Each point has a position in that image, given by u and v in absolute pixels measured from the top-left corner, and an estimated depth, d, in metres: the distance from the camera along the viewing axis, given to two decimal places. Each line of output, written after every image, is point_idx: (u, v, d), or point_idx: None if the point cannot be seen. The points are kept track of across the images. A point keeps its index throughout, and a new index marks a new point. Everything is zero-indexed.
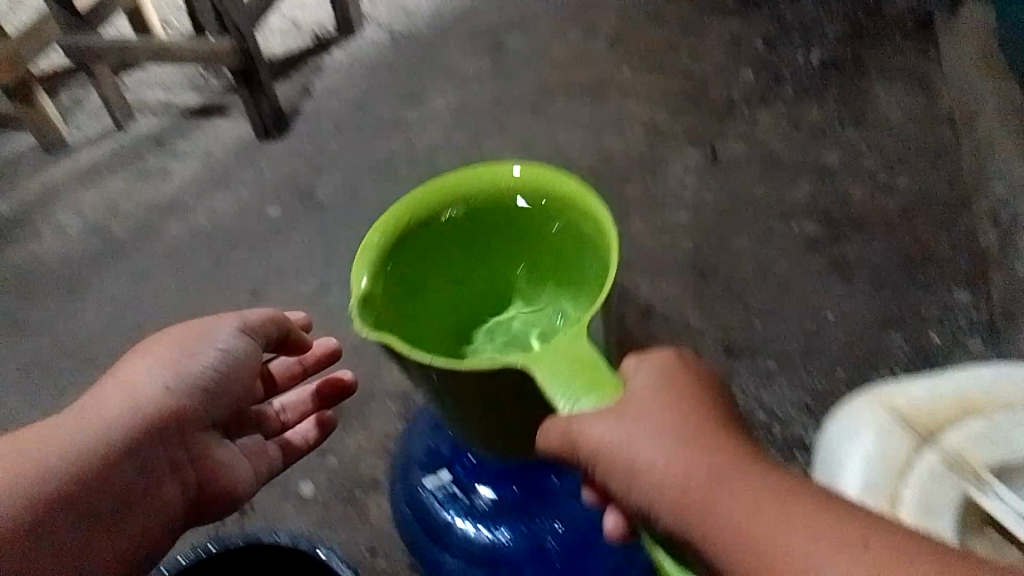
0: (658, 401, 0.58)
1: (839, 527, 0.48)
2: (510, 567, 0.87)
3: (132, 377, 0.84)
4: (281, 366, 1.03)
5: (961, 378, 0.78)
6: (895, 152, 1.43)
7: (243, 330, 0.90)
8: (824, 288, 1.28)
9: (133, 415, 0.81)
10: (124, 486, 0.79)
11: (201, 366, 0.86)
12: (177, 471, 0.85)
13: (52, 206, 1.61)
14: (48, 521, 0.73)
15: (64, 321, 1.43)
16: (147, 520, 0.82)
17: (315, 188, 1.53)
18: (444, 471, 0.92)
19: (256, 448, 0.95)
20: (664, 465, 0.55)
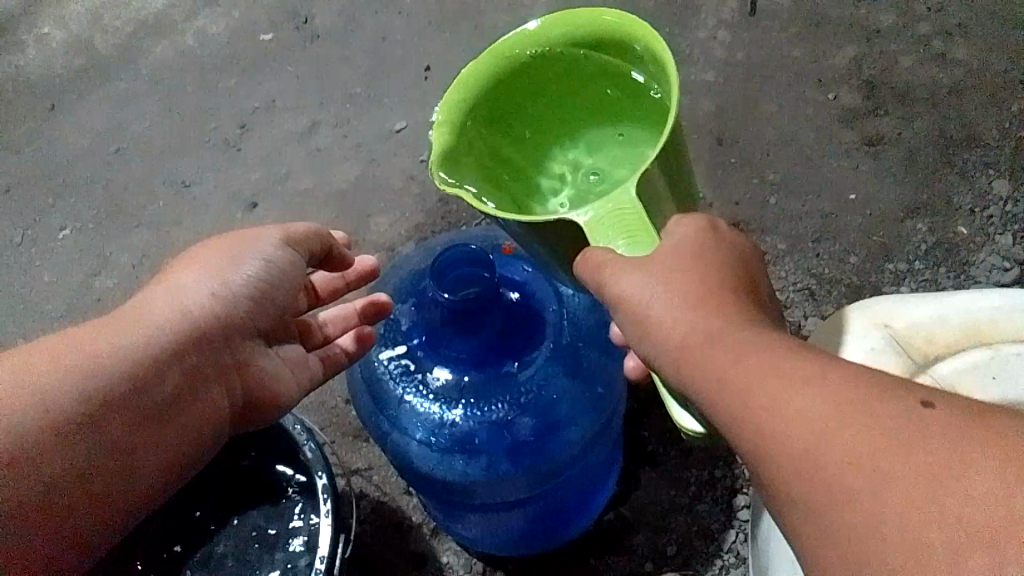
0: (698, 265, 0.57)
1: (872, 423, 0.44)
2: (471, 453, 0.76)
3: (173, 285, 0.74)
4: (322, 280, 0.89)
5: (976, 301, 0.67)
6: (957, 19, 1.27)
7: (286, 241, 0.79)
8: (850, 166, 1.18)
9: (175, 324, 0.71)
10: (165, 399, 0.69)
11: (244, 275, 0.75)
12: (226, 381, 0.74)
13: (32, 13, 1.49)
14: (76, 435, 0.63)
15: (45, 140, 1.36)
16: (192, 436, 0.71)
17: (311, 13, 1.40)
18: (403, 342, 0.80)
19: (297, 359, 0.81)
20: (683, 332, 0.55)
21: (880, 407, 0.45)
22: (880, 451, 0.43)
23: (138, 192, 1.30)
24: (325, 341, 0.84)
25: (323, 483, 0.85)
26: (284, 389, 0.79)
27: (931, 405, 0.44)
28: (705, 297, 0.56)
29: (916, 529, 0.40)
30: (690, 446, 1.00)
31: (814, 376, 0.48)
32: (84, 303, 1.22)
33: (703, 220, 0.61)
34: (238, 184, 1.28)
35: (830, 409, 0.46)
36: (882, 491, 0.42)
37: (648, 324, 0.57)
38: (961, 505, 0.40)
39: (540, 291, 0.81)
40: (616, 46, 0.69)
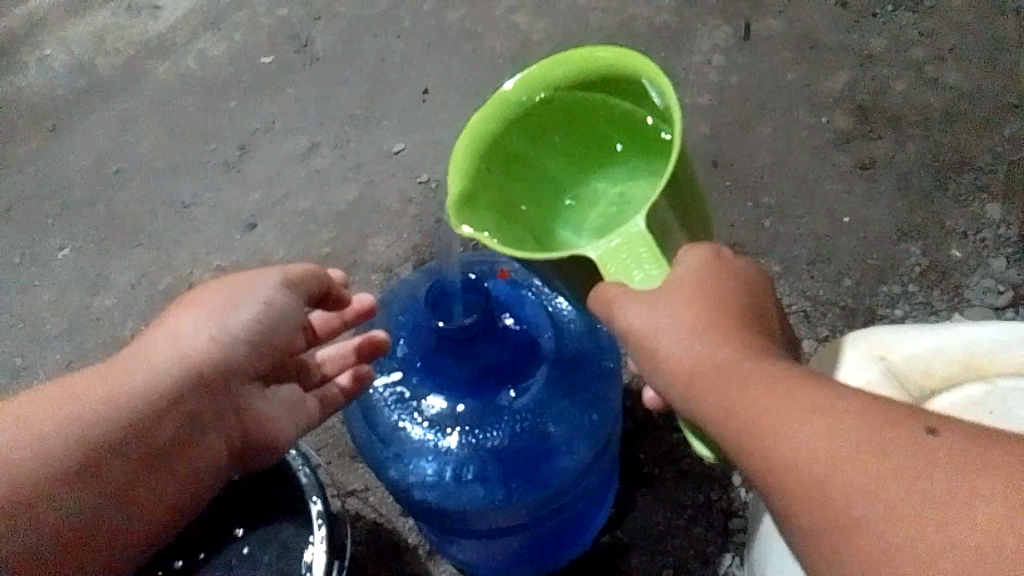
0: (707, 298, 0.57)
1: (886, 455, 0.44)
2: (466, 479, 0.77)
3: (173, 328, 0.74)
4: (320, 319, 0.88)
5: (972, 334, 0.67)
6: (948, 43, 1.29)
7: (285, 284, 0.78)
8: (845, 189, 1.19)
9: (173, 371, 0.71)
10: (160, 446, 0.70)
11: (243, 319, 0.74)
12: (223, 425, 0.75)
13: (35, 34, 1.50)
14: (72, 485, 0.65)
15: (46, 160, 1.37)
16: (187, 479, 0.73)
17: (311, 35, 1.41)
18: (397, 370, 0.80)
19: (292, 399, 0.82)
20: (695, 366, 0.55)
21: (890, 435, 0.45)
22: (891, 480, 0.44)
23: (138, 212, 1.30)
24: (322, 381, 0.84)
25: (318, 509, 0.85)
26: (281, 430, 0.80)
27: (939, 432, 0.45)
28: (710, 321, 0.56)
29: (928, 560, 0.41)
30: (686, 469, 1.01)
31: (822, 405, 0.48)
32: (83, 323, 1.22)
33: (711, 248, 0.60)
34: (237, 204, 1.29)
35: (840, 438, 0.46)
36: (893, 521, 0.42)
37: (661, 359, 0.57)
38: (969, 534, 0.40)
39: (534, 316, 0.81)
40: (619, 82, 0.68)
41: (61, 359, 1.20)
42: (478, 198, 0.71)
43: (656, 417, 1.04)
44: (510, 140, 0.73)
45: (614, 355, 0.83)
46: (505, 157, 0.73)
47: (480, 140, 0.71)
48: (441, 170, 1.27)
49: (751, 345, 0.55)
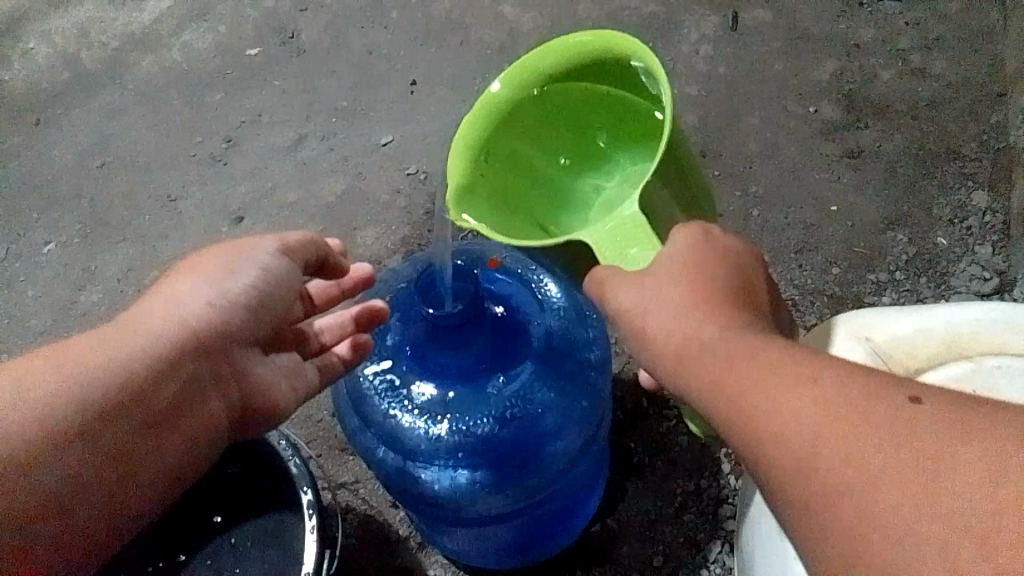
0: (699, 272, 0.57)
1: (871, 429, 0.44)
2: (456, 468, 0.77)
3: (169, 295, 0.72)
4: (318, 289, 0.86)
5: (957, 314, 0.68)
6: (934, 33, 1.29)
7: (283, 250, 0.77)
8: (833, 177, 1.19)
9: (172, 334, 0.69)
10: (161, 409, 0.68)
11: (242, 284, 0.73)
12: (223, 390, 0.73)
13: (18, 29, 1.49)
14: (73, 445, 0.63)
15: (30, 154, 1.36)
16: (189, 443, 0.71)
17: (298, 28, 1.41)
18: (387, 358, 0.80)
19: (292, 367, 0.79)
20: (690, 339, 0.54)
21: (873, 405, 0.45)
22: (875, 449, 0.43)
23: (124, 206, 1.29)
24: (321, 351, 0.81)
25: (309, 499, 0.84)
26: (281, 398, 0.78)
27: (923, 401, 0.45)
28: (702, 293, 0.56)
29: (912, 528, 0.41)
30: (676, 458, 1.01)
31: (807, 377, 0.48)
32: (68, 318, 1.21)
33: (699, 224, 0.60)
34: (224, 197, 1.28)
35: (823, 410, 0.46)
36: (877, 491, 0.42)
37: (651, 334, 0.57)
38: (951, 501, 0.40)
39: (524, 303, 0.81)
40: (605, 64, 0.69)
41: None
42: (477, 190, 0.71)
43: (646, 407, 1.04)
44: (502, 135, 0.73)
45: (602, 342, 0.84)
46: (501, 150, 0.73)
47: (475, 134, 0.71)
48: (430, 161, 1.26)
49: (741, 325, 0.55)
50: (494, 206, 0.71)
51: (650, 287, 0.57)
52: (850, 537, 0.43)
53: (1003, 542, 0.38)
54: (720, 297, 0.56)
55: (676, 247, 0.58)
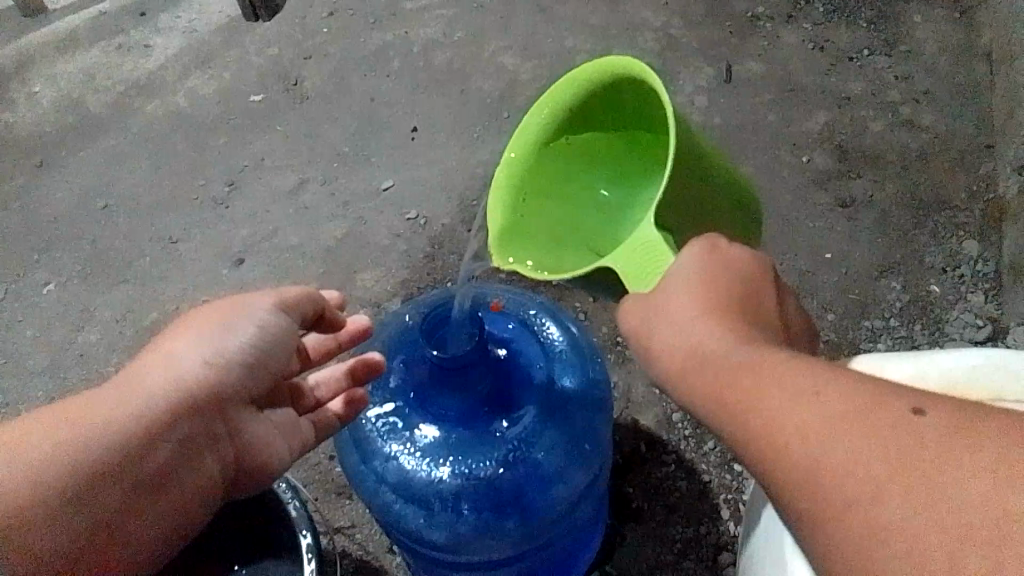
0: (716, 294, 0.59)
1: (876, 444, 0.44)
2: (459, 511, 0.76)
3: (163, 356, 0.70)
4: (316, 344, 0.86)
5: (956, 357, 0.69)
6: (922, 86, 1.34)
7: (279, 306, 0.75)
8: (827, 226, 1.21)
9: (168, 397, 0.67)
10: (153, 472, 0.65)
11: (238, 344, 0.71)
12: (217, 449, 0.70)
13: (25, 73, 1.51)
14: (64, 513, 0.61)
15: (32, 196, 1.37)
16: (182, 505, 0.68)
17: (302, 75, 1.44)
18: (390, 400, 0.80)
19: (288, 424, 0.77)
20: (704, 360, 0.56)
21: (878, 417, 0.45)
22: (877, 461, 0.43)
23: (125, 248, 1.30)
24: (316, 405, 0.81)
25: (308, 543, 0.84)
26: (274, 453, 0.75)
27: (927, 412, 0.44)
28: (715, 318, 0.57)
29: (918, 540, 0.40)
30: (675, 503, 1.01)
31: (809, 392, 0.48)
32: (66, 359, 1.21)
33: (708, 239, 0.61)
34: (225, 240, 1.29)
35: (826, 423, 0.46)
36: (882, 502, 0.42)
37: (669, 359, 0.59)
38: (955, 510, 0.40)
39: (526, 347, 0.82)
40: (610, 89, 0.70)
41: (43, 396, 1.18)
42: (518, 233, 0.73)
43: (644, 451, 1.04)
44: (538, 176, 0.74)
45: (605, 386, 0.84)
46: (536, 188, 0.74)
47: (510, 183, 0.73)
48: (430, 206, 1.28)
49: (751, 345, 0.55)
50: (534, 242, 0.73)
51: (661, 314, 0.60)
52: (859, 552, 0.42)
53: (1008, 550, 0.38)
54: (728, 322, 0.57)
55: (684, 262, 0.60)
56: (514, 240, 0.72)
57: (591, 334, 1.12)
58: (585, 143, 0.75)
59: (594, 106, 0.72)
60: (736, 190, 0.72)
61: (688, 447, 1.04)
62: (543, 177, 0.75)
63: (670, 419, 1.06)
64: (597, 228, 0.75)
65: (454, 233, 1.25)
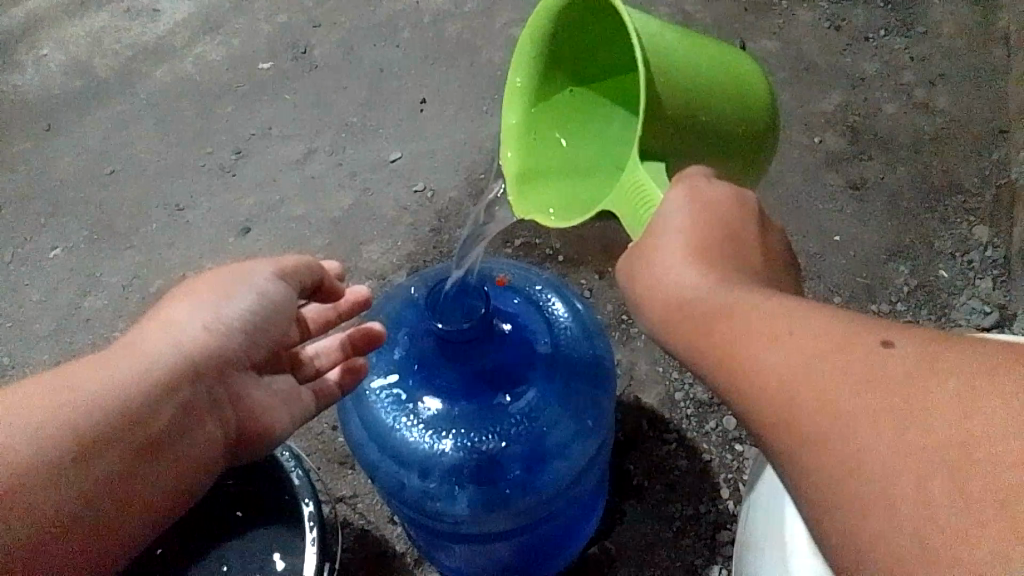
0: (712, 239, 0.57)
1: (859, 387, 0.43)
2: (462, 483, 0.77)
3: (162, 321, 0.70)
4: (315, 313, 0.85)
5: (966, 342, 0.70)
6: (938, 68, 1.32)
7: (278, 275, 0.76)
8: (836, 208, 1.20)
9: (170, 360, 0.67)
10: (158, 434, 0.65)
11: (239, 309, 0.72)
12: (219, 413, 0.71)
13: (32, 35, 1.50)
14: (72, 470, 0.60)
15: (40, 159, 1.36)
16: (187, 468, 0.68)
17: (311, 43, 1.42)
18: (395, 372, 0.80)
19: (288, 390, 0.77)
20: (693, 309, 0.54)
21: (849, 354, 0.45)
22: (851, 393, 0.43)
23: (132, 214, 1.30)
24: (316, 375, 0.80)
25: (310, 512, 0.84)
26: (276, 423, 0.76)
27: (896, 343, 0.44)
28: (707, 266, 0.56)
29: (888, 464, 0.41)
30: (675, 481, 1.01)
31: (781, 332, 0.48)
32: (72, 324, 1.21)
33: (686, 179, 0.59)
34: (231, 208, 1.29)
35: (804, 363, 0.46)
36: (860, 444, 0.42)
37: (665, 308, 0.57)
38: (923, 433, 0.40)
39: (532, 323, 0.82)
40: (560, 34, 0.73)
41: (49, 360, 1.19)
42: (530, 189, 0.75)
43: (645, 429, 1.04)
44: (542, 137, 0.77)
45: (610, 365, 0.84)
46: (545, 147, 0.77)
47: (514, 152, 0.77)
48: (438, 179, 1.28)
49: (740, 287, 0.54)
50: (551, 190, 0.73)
51: (657, 263, 0.57)
52: (834, 483, 0.43)
53: (972, 470, 0.38)
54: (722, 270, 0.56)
55: (670, 208, 0.57)
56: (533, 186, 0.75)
57: (596, 311, 1.12)
58: (588, 69, 0.77)
59: (562, 55, 0.75)
60: (729, 84, 0.68)
61: (690, 425, 1.04)
62: (552, 122, 0.77)
63: (672, 398, 1.06)
64: (621, 139, 0.75)
65: (462, 206, 1.25)
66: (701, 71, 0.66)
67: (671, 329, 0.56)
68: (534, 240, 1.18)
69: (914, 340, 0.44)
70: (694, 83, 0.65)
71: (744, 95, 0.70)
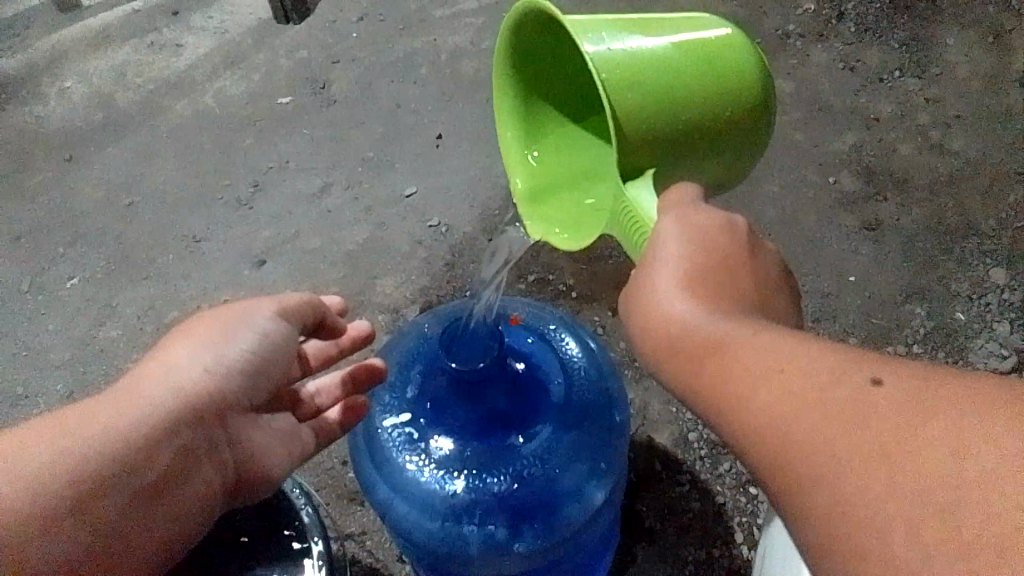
0: (703, 273, 0.57)
1: (858, 431, 0.42)
2: (473, 524, 0.76)
3: (162, 365, 0.70)
4: (316, 348, 0.86)
5: None
6: (954, 110, 1.33)
7: (280, 314, 0.76)
8: (849, 249, 1.20)
9: (168, 403, 0.67)
10: (154, 479, 0.65)
11: (239, 349, 0.72)
12: (218, 457, 0.70)
13: (57, 68, 1.53)
14: (64, 517, 0.60)
15: (60, 190, 1.38)
16: (184, 512, 0.68)
17: (330, 78, 1.44)
18: (408, 410, 0.80)
19: (288, 429, 0.77)
20: (690, 346, 0.54)
21: (838, 392, 0.44)
22: (842, 434, 0.42)
23: (149, 245, 1.31)
24: (315, 413, 0.81)
25: (318, 550, 0.84)
26: (276, 463, 0.75)
27: (884, 382, 0.43)
28: (704, 300, 0.55)
29: (879, 507, 0.39)
30: (688, 524, 1.00)
31: (774, 370, 0.48)
32: (86, 354, 1.22)
33: (674, 211, 0.60)
34: (247, 240, 1.29)
35: (798, 406, 0.45)
36: (861, 493, 0.40)
37: (662, 344, 0.56)
38: (912, 473, 0.39)
39: (546, 363, 0.82)
40: (530, 63, 0.79)
41: (61, 390, 1.19)
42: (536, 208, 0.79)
43: (659, 470, 1.03)
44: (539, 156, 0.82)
45: (623, 405, 0.84)
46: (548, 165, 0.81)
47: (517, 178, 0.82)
48: (452, 214, 1.28)
49: (736, 323, 0.53)
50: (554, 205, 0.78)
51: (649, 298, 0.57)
52: (831, 530, 0.41)
53: (961, 513, 0.37)
54: (719, 304, 0.55)
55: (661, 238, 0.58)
56: (540, 206, 0.79)
57: (608, 348, 1.12)
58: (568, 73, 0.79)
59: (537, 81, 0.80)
60: (699, 56, 0.65)
61: (704, 466, 1.03)
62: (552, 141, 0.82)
63: (686, 439, 1.05)
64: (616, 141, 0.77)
65: (476, 242, 1.26)
66: (665, 60, 0.64)
67: (669, 373, 0.55)
68: (548, 276, 1.18)
69: (901, 375, 0.43)
70: (670, 88, 0.64)
71: (712, 55, 0.66)
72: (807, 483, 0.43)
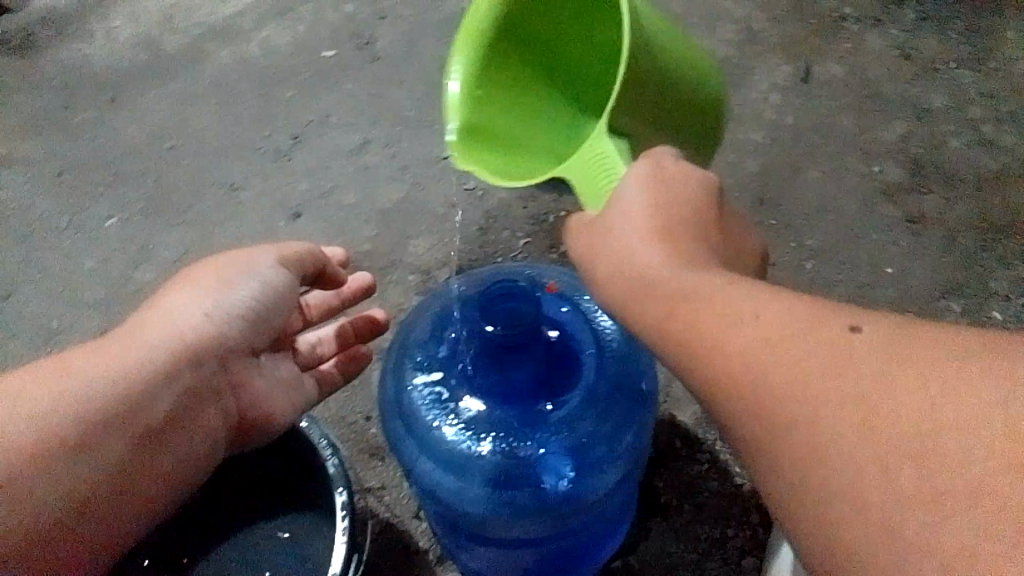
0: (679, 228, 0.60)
1: (861, 395, 0.42)
2: (498, 487, 0.77)
3: (162, 309, 0.74)
4: (315, 299, 0.94)
5: None
6: (1009, 106, 1.29)
7: (281, 263, 0.80)
8: (886, 239, 1.18)
9: (171, 344, 0.71)
10: (161, 415, 0.69)
11: (241, 296, 0.76)
12: (219, 398, 0.75)
13: (108, 9, 1.55)
14: (77, 451, 0.64)
15: (103, 129, 1.39)
16: (190, 450, 0.72)
17: (376, 34, 1.44)
18: (440, 371, 0.81)
19: (289, 378, 0.85)
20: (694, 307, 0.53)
21: (820, 342, 0.45)
22: (838, 397, 0.43)
23: (187, 190, 1.32)
24: (313, 358, 0.91)
25: (342, 499, 0.83)
26: (277, 409, 0.82)
27: (862, 328, 0.45)
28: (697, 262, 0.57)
29: (859, 460, 0.41)
30: (703, 502, 1.00)
31: (748, 316, 0.49)
32: (120, 293, 1.23)
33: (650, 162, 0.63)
34: (284, 192, 1.30)
35: (790, 367, 0.45)
36: (859, 461, 0.41)
37: (654, 301, 0.56)
38: (894, 423, 0.41)
39: (579, 333, 0.82)
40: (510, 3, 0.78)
41: (93, 327, 1.20)
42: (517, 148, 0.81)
43: (679, 447, 1.04)
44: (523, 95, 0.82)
45: (653, 379, 0.84)
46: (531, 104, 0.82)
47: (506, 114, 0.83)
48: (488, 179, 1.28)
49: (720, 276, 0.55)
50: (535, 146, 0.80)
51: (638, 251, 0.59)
52: (819, 500, 0.43)
53: (935, 461, 0.39)
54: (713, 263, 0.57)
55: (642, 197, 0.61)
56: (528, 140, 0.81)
57: None
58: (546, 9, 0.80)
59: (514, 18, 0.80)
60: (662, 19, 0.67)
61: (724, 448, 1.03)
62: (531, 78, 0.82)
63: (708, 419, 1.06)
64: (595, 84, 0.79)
65: (511, 208, 1.25)
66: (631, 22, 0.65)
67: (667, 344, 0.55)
68: None
69: (878, 324, 0.45)
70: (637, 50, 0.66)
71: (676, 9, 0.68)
72: (803, 448, 0.44)
